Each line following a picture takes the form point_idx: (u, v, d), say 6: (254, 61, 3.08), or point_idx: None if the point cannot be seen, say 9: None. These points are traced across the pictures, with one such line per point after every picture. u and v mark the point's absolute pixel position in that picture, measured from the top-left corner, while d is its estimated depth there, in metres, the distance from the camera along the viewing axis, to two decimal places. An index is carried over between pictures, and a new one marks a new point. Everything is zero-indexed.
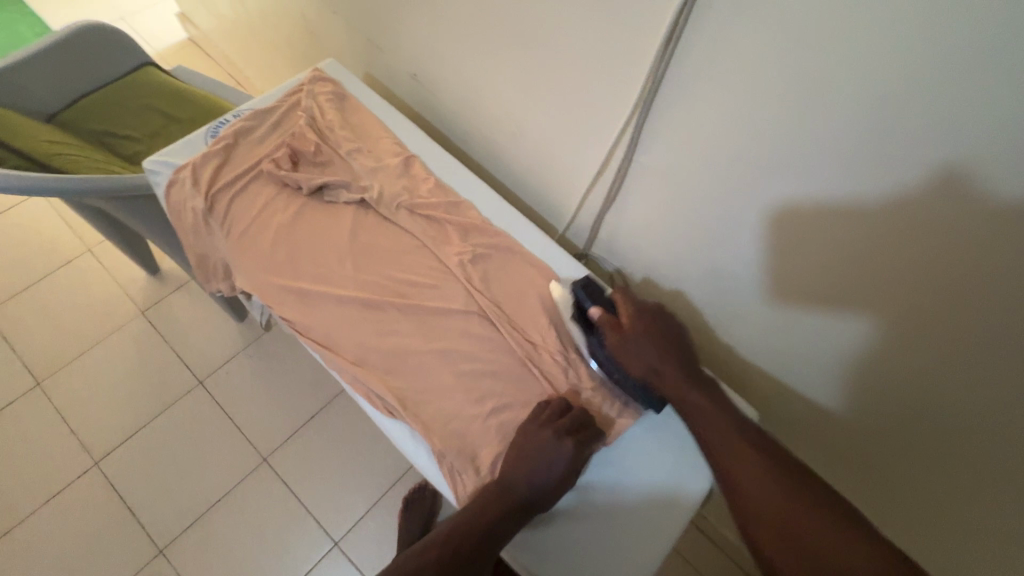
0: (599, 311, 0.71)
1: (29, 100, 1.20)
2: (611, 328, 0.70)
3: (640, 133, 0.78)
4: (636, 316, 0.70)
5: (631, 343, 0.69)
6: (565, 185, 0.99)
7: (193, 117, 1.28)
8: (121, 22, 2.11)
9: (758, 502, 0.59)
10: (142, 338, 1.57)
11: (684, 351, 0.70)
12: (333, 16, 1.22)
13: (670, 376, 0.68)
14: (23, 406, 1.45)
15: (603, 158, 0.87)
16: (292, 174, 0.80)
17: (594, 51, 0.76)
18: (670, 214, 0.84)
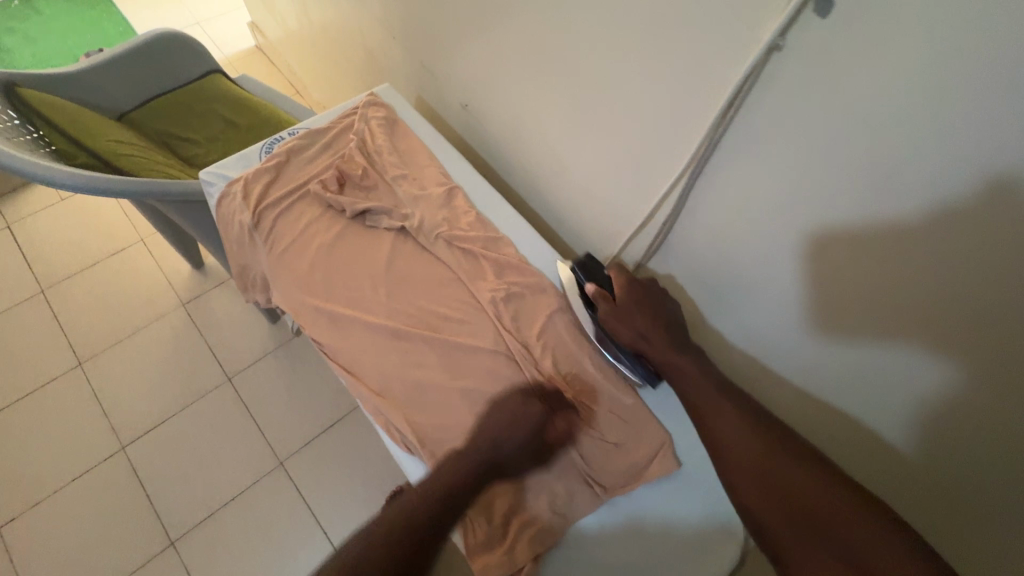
0: (593, 285, 0.75)
1: (105, 99, 1.27)
2: (601, 299, 0.74)
3: (691, 191, 0.75)
4: (625, 287, 0.73)
5: (617, 316, 0.72)
6: (605, 227, 0.97)
7: (252, 126, 1.33)
8: (196, 26, 2.23)
9: (750, 462, 0.62)
10: (179, 329, 1.62)
11: (672, 319, 0.71)
12: (393, 39, 1.26)
13: (655, 346, 0.70)
14: (64, 383, 1.52)
15: (647, 207, 0.84)
16: (338, 197, 0.82)
17: (647, 102, 0.75)
18: (712, 276, 0.80)
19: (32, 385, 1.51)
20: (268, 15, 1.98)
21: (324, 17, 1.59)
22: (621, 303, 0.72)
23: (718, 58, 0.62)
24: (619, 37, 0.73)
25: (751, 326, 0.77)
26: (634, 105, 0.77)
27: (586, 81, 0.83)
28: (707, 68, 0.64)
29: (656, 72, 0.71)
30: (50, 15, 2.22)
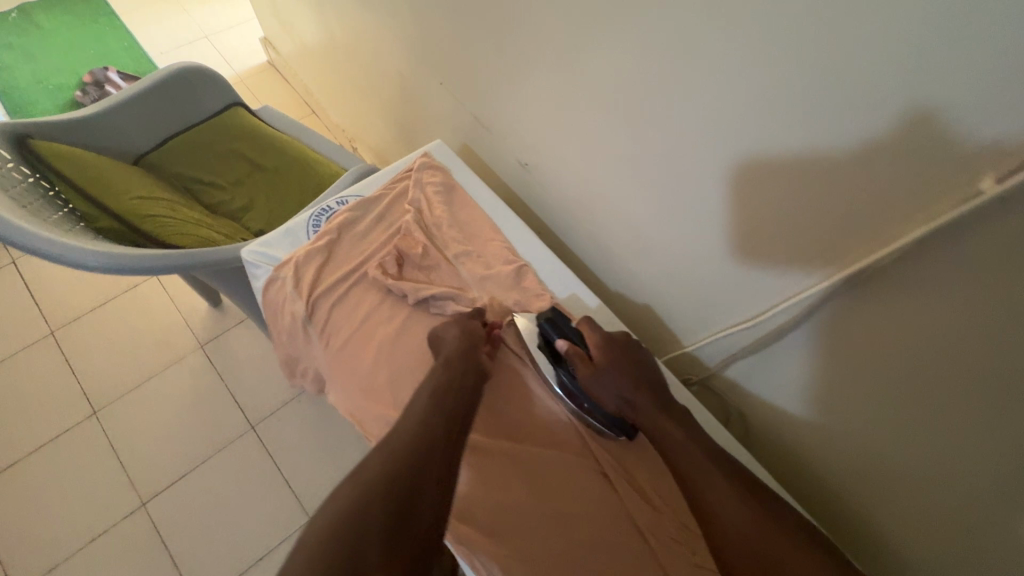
0: (566, 343, 0.70)
1: (120, 140, 1.17)
2: (579, 360, 0.69)
3: (827, 309, 0.62)
4: (606, 349, 0.70)
5: (598, 378, 0.69)
6: (662, 306, 0.88)
7: (278, 167, 1.23)
8: (205, 41, 2.12)
9: (738, 533, 0.57)
10: (198, 374, 1.54)
11: (654, 381, 0.69)
12: (428, 78, 1.15)
13: (640, 408, 0.67)
14: (78, 434, 1.44)
15: (738, 306, 0.74)
16: (399, 282, 0.74)
17: (741, 198, 0.65)
18: (828, 393, 0.68)
19: (45, 436, 1.43)
20: (280, 31, 1.86)
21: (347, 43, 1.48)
22: (602, 366, 0.69)
23: (850, 170, 0.52)
24: (708, 124, 0.63)
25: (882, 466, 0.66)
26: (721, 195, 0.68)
27: (659, 160, 0.73)
28: (831, 179, 0.55)
29: (756, 169, 0.61)
30: (50, 29, 2.10)
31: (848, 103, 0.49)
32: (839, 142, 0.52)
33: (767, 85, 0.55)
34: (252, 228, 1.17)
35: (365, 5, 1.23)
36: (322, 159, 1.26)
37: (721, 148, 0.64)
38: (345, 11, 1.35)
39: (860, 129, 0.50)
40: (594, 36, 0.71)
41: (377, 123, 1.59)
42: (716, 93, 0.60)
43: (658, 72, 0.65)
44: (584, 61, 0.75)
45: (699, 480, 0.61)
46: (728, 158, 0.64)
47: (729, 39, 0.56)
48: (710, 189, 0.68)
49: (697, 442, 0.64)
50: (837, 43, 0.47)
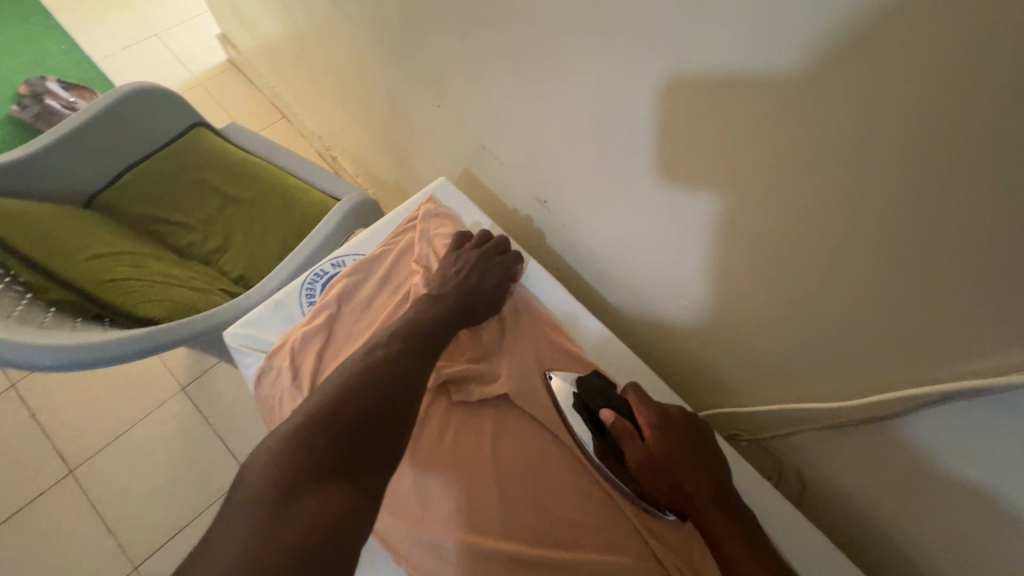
0: (613, 415, 0.62)
1: (67, 180, 1.02)
2: (628, 436, 0.61)
3: (923, 406, 0.54)
4: (661, 430, 0.60)
5: (650, 463, 0.59)
6: (711, 355, 0.79)
7: (254, 197, 1.09)
8: (155, 39, 1.91)
9: None
10: (182, 419, 1.41)
11: (713, 466, 0.59)
12: (418, 91, 1.01)
13: (696, 502, 0.57)
14: (55, 497, 1.31)
15: (804, 366, 0.66)
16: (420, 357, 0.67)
17: (818, 259, 0.55)
18: (914, 478, 0.61)
19: (18, 501, 1.30)
20: (239, 27, 1.66)
21: (314, 43, 1.31)
22: (658, 449, 0.59)
23: (976, 248, 0.43)
24: (776, 178, 0.53)
25: (989, 552, 0.58)
26: (797, 251, 0.57)
27: (707, 209, 0.63)
28: (952, 255, 0.45)
29: (840, 230, 0.52)
30: None
31: (980, 172, 0.40)
32: (962, 216, 0.42)
33: (867, 142, 0.45)
34: (231, 274, 1.03)
35: (338, 5, 1.07)
36: (303, 185, 1.12)
37: (791, 206, 0.54)
38: (314, 10, 1.18)
39: (997, 203, 0.40)
40: (630, 62, 0.59)
41: (358, 132, 1.43)
42: (793, 138, 0.49)
43: (712, 115, 0.54)
44: (613, 91, 0.63)
45: None
46: (801, 218, 0.54)
47: (816, 84, 0.45)
48: (773, 247, 0.59)
49: (764, 555, 0.52)
50: (979, 98, 0.37)
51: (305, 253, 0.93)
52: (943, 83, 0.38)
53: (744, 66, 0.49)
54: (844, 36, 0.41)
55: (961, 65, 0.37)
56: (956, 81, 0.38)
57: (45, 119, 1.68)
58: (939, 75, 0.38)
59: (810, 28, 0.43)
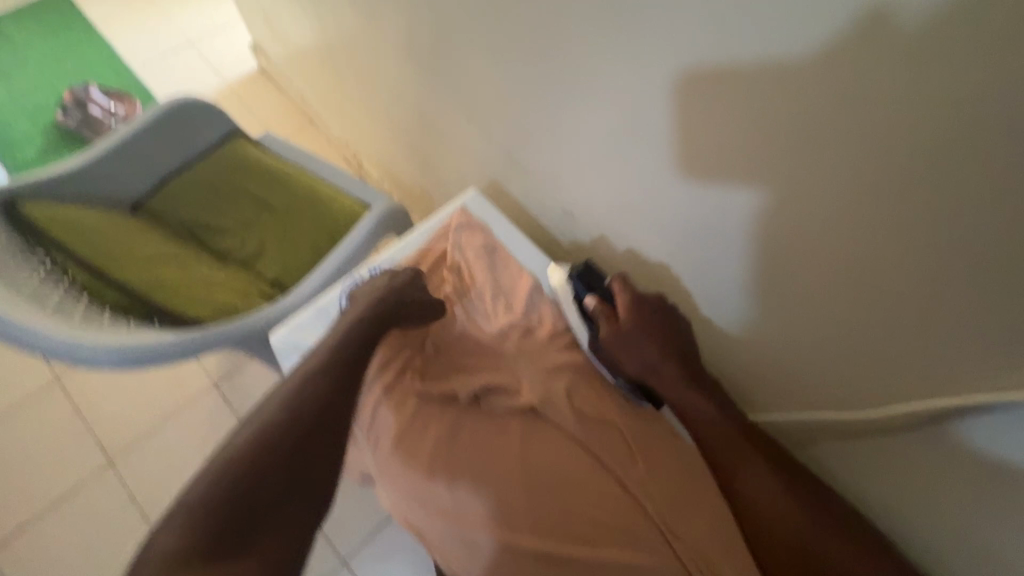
0: (596, 303, 0.70)
1: (116, 186, 1.08)
2: (607, 319, 0.69)
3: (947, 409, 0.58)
4: (636, 312, 0.67)
5: (623, 345, 0.68)
6: (731, 361, 0.81)
7: (291, 204, 1.15)
8: (189, 47, 1.98)
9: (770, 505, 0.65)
10: (214, 414, 1.47)
11: (686, 350, 0.68)
12: (447, 103, 1.05)
13: (669, 381, 0.68)
14: (96, 487, 1.38)
15: (825, 367, 0.69)
16: (436, 394, 0.68)
17: (843, 267, 0.59)
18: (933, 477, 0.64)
19: (62, 490, 1.37)
20: (271, 37, 1.72)
21: (344, 55, 1.36)
22: (630, 328, 0.67)
23: (998, 251, 0.46)
24: (808, 193, 0.57)
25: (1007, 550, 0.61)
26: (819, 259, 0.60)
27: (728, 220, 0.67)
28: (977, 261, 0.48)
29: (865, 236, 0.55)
30: (22, 44, 1.96)
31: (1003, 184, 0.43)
32: (987, 223, 0.45)
33: (900, 164, 0.48)
34: (267, 276, 1.08)
35: (371, 19, 1.11)
36: (334, 192, 1.16)
37: (820, 218, 0.57)
38: (346, 24, 1.23)
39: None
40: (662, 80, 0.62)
41: (385, 139, 1.47)
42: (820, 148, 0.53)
43: (749, 136, 0.57)
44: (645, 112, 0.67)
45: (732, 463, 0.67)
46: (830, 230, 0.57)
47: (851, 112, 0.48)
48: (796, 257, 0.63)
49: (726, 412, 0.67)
50: (1007, 116, 0.40)
51: (340, 258, 0.97)
52: (984, 108, 0.41)
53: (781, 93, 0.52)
54: (878, 67, 0.45)
55: (996, 79, 0.39)
56: (986, 100, 0.40)
57: (87, 125, 1.76)
58: (973, 87, 0.41)
59: (847, 61, 0.46)
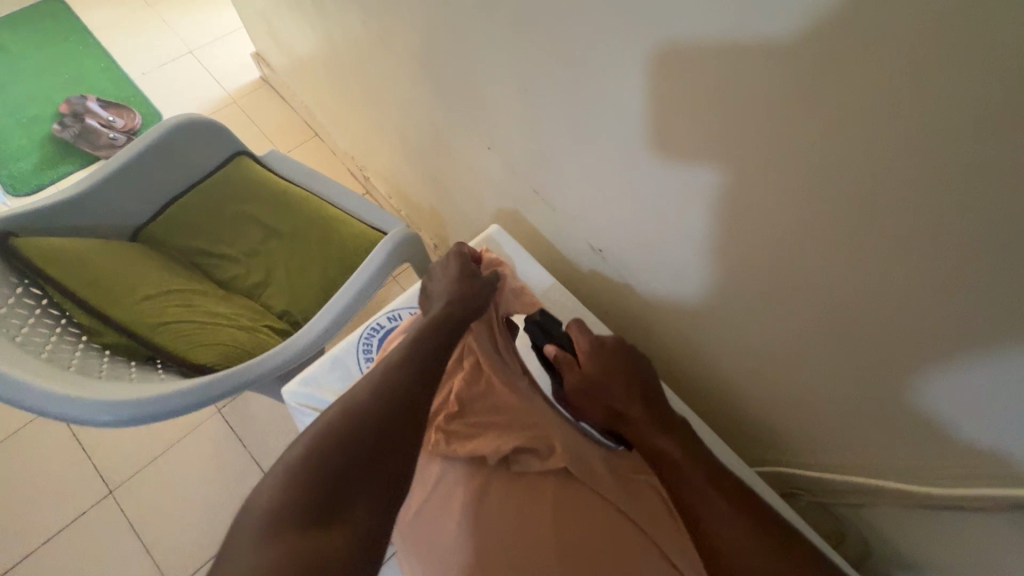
0: (553, 348, 0.76)
1: (115, 213, 1.03)
2: (566, 365, 0.74)
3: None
4: (591, 354, 0.72)
5: (583, 386, 0.72)
6: (771, 408, 0.77)
7: (297, 229, 1.09)
8: (189, 56, 1.92)
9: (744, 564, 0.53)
10: (218, 441, 1.42)
11: (649, 392, 0.69)
12: (465, 128, 0.99)
13: (635, 421, 0.67)
14: (95, 518, 1.33)
15: (878, 435, 0.64)
16: (465, 451, 0.65)
17: (910, 345, 0.52)
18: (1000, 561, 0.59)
19: (60, 522, 1.32)
20: (274, 47, 1.66)
21: (350, 69, 1.30)
22: (591, 371, 0.71)
23: None
24: (873, 269, 0.50)
25: None
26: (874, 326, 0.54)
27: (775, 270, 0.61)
28: None
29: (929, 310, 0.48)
30: (20, 53, 1.91)
31: None
32: None
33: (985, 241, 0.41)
34: (275, 308, 1.03)
35: (380, 35, 1.05)
36: (343, 218, 1.11)
37: (887, 295, 0.51)
38: (354, 40, 1.16)
39: None
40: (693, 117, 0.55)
41: (393, 156, 1.42)
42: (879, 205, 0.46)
43: (794, 189, 0.51)
44: (688, 163, 0.60)
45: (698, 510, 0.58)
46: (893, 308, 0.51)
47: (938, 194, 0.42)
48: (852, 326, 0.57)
49: (693, 456, 0.62)
50: None
51: (352, 292, 0.92)
52: None
53: (855, 164, 0.45)
54: (982, 151, 0.38)
55: None
56: None
57: (85, 138, 1.71)
58: None
59: (940, 138, 0.39)
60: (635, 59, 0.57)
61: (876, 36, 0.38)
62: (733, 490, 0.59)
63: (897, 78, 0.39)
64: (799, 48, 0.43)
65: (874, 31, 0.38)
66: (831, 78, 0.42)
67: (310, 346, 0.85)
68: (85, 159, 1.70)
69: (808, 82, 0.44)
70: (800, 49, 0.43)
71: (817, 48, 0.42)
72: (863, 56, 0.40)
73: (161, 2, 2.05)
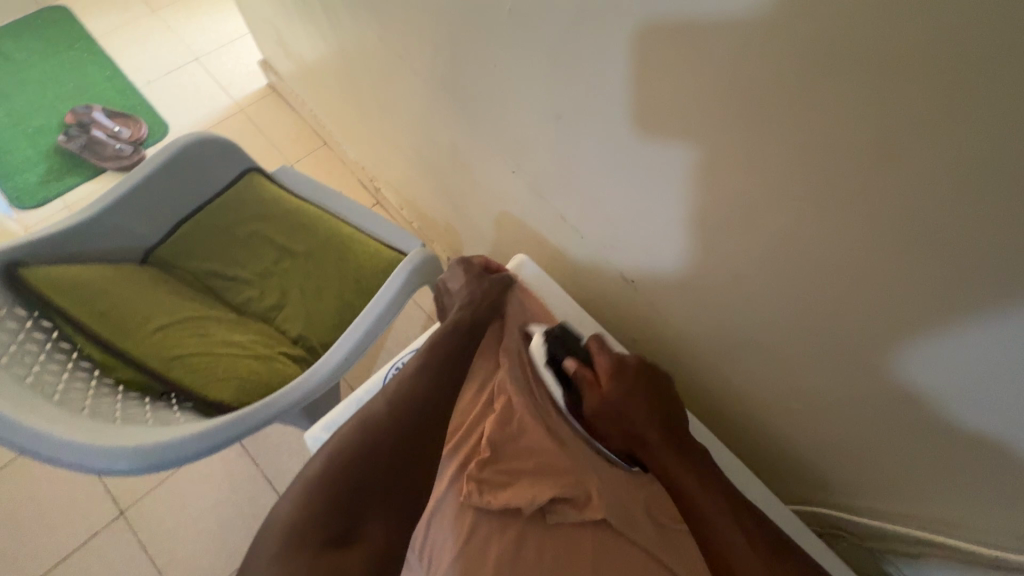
0: (575, 363, 0.72)
1: (125, 236, 1.01)
2: (588, 383, 0.71)
3: None
4: (617, 378, 0.69)
5: (608, 409, 0.69)
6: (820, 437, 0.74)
7: (311, 249, 1.06)
8: (196, 63, 1.89)
9: None
10: (231, 460, 1.40)
11: (671, 421, 0.67)
12: (488, 147, 0.96)
13: (658, 450, 0.66)
14: (106, 540, 1.31)
15: (946, 475, 0.61)
16: (499, 499, 0.62)
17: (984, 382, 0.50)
18: None
19: (71, 544, 1.30)
20: (282, 56, 1.62)
21: (361, 80, 1.26)
22: (617, 388, 0.68)
23: None
24: (965, 316, 0.48)
25: None
26: (949, 354, 0.51)
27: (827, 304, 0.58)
28: None
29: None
30: (22, 62, 1.88)
31: None
32: None
33: None
34: (289, 333, 1.00)
35: (396, 47, 1.01)
36: (360, 235, 1.08)
37: (975, 338, 0.48)
38: (368, 51, 1.13)
39: None
40: (756, 142, 0.52)
41: (406, 168, 1.38)
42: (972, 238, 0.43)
43: (873, 216, 0.48)
44: (748, 195, 0.57)
45: (722, 546, 0.59)
46: (995, 359, 0.48)
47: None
48: (930, 367, 0.54)
49: (715, 491, 0.62)
50: None
51: (371, 317, 0.89)
52: None
53: (952, 208, 0.43)
54: None
55: None
56: None
57: (91, 149, 1.68)
58: None
59: None
60: (692, 96, 0.55)
61: (992, 77, 0.35)
62: (759, 526, 0.60)
63: (1018, 123, 0.36)
64: (895, 88, 0.40)
65: (990, 73, 0.35)
66: (934, 118, 0.40)
67: (330, 377, 0.82)
68: (91, 171, 1.67)
69: (904, 121, 0.41)
70: (898, 88, 0.40)
71: (918, 88, 0.39)
72: (970, 92, 0.37)
73: (164, 8, 2.02)
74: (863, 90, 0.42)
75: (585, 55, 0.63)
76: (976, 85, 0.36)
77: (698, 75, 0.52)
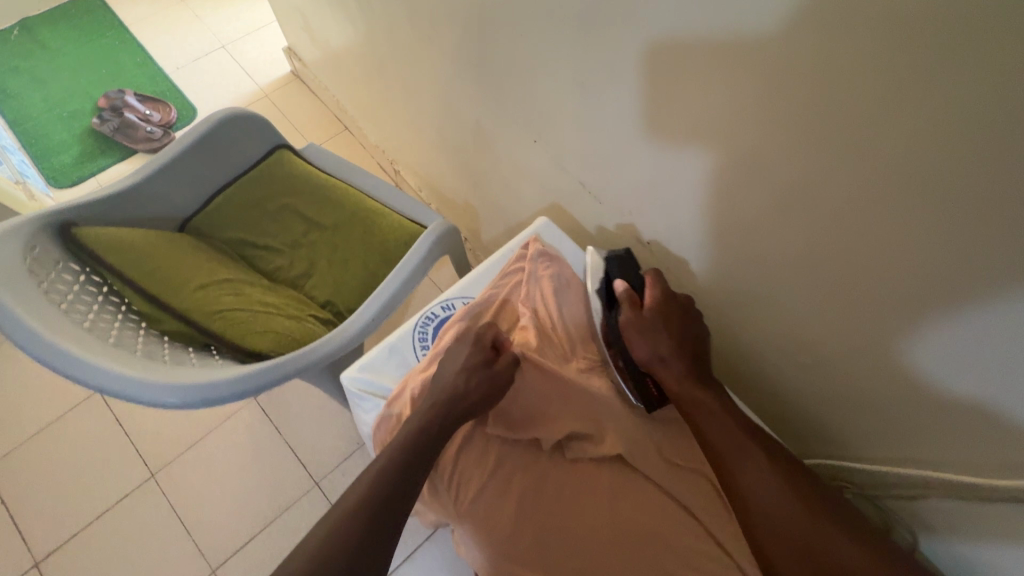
0: (625, 286, 0.74)
1: (164, 205, 1.07)
2: (630, 302, 0.72)
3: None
4: (664, 303, 0.71)
5: (641, 331, 0.70)
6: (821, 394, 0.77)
7: (336, 221, 1.11)
8: (222, 50, 1.96)
9: (773, 511, 0.57)
10: (255, 428, 1.46)
11: (697, 351, 0.70)
12: (510, 124, 1.00)
13: (681, 374, 0.68)
14: (136, 501, 1.37)
15: (944, 427, 0.64)
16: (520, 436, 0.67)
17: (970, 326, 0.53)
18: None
19: (103, 503, 1.37)
20: (308, 42, 1.68)
21: (385, 62, 1.31)
22: (651, 314, 0.70)
23: None
24: (953, 258, 0.51)
25: None
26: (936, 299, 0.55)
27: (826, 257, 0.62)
28: None
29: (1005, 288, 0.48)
30: (57, 49, 1.96)
31: None
32: None
33: None
34: (317, 299, 1.05)
35: (420, 27, 1.06)
36: (385, 210, 1.13)
37: (964, 284, 0.51)
38: (392, 32, 1.18)
39: None
40: (758, 101, 0.56)
41: (427, 149, 1.43)
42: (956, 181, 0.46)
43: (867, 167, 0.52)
44: (752, 156, 0.61)
45: (731, 458, 0.62)
46: (976, 299, 0.51)
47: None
48: (923, 319, 0.57)
49: (732, 412, 0.65)
50: None
51: (399, 280, 0.94)
52: None
53: (935, 153, 0.46)
54: None
55: None
56: None
57: (124, 132, 1.75)
58: None
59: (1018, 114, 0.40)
60: (698, 59, 0.58)
61: (964, 25, 0.39)
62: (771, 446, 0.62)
63: (988, 66, 0.39)
64: (892, 48, 0.44)
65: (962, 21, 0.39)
66: (917, 67, 0.43)
67: (358, 335, 0.87)
68: (123, 153, 1.74)
69: (889, 72, 0.45)
70: (882, 41, 0.44)
71: (901, 41, 0.43)
72: (945, 42, 0.40)
73: None
74: (852, 45, 0.46)
75: (599, 25, 0.67)
76: (951, 34, 0.40)
77: (704, 39, 0.56)
